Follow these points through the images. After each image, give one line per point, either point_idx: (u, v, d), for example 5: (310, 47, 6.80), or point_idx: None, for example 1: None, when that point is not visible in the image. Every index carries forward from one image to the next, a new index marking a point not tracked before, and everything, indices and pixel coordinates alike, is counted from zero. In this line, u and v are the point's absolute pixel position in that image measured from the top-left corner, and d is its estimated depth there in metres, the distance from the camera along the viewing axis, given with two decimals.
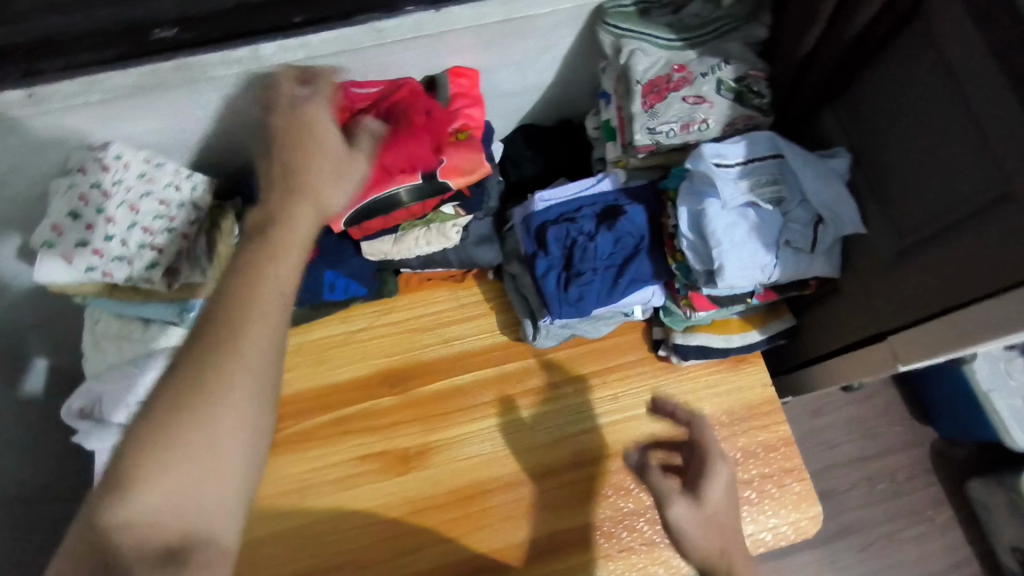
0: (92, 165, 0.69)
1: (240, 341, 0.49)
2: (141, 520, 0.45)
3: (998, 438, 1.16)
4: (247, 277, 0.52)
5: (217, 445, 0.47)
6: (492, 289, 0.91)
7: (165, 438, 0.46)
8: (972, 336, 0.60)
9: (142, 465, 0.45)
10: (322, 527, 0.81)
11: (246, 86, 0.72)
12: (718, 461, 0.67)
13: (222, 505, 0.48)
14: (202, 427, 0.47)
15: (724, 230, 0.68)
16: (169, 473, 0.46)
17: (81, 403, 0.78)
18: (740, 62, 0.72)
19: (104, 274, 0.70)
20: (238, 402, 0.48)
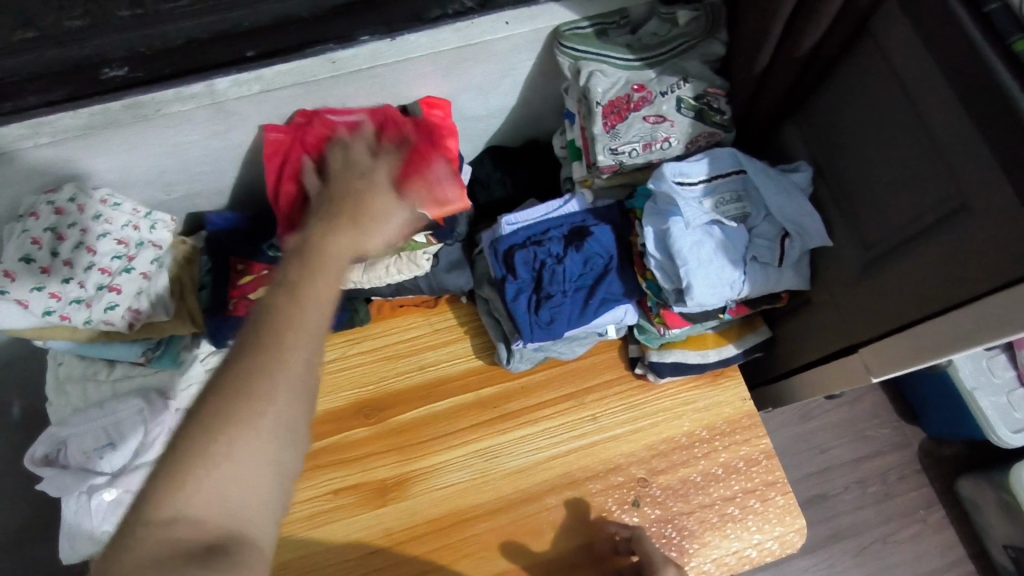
0: (45, 208, 0.69)
1: (286, 349, 0.46)
2: (172, 529, 0.40)
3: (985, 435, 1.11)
4: (289, 293, 0.49)
5: (255, 456, 0.43)
6: (466, 313, 0.90)
7: (204, 453, 0.42)
8: (941, 348, 0.60)
9: (180, 487, 0.41)
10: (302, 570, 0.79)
11: (200, 121, 0.70)
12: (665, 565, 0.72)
13: (263, 526, 0.44)
14: (235, 446, 0.43)
15: (691, 249, 0.68)
16: (206, 482, 0.42)
17: (45, 450, 0.76)
18: (700, 80, 0.72)
19: (62, 317, 0.68)
20: (278, 416, 0.44)
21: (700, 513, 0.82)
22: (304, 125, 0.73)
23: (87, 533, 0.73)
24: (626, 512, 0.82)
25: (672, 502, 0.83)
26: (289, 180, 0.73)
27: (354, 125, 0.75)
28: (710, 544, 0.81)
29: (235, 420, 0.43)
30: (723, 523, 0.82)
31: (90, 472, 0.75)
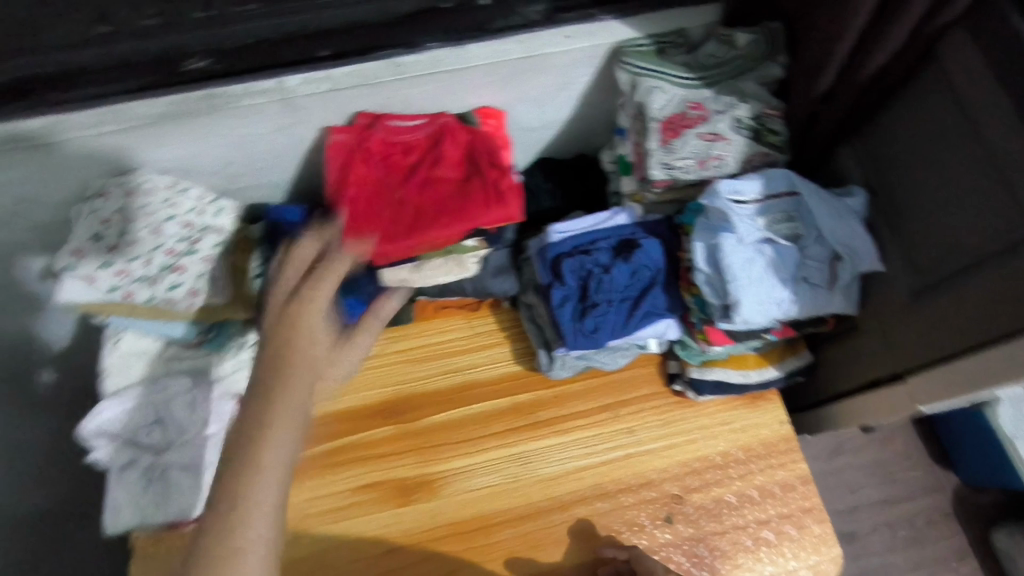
0: (116, 190, 0.71)
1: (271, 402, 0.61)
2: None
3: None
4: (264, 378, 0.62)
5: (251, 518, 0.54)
6: (508, 318, 0.92)
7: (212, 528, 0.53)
8: (994, 379, 0.59)
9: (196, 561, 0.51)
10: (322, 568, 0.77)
11: (269, 116, 0.72)
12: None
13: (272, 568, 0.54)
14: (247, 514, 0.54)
15: (742, 265, 0.68)
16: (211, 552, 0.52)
17: (97, 422, 0.79)
18: (757, 101, 0.72)
19: (126, 295, 0.71)
20: (276, 452, 0.59)
21: (733, 534, 0.82)
22: (366, 129, 0.75)
23: (133, 506, 0.76)
24: (659, 528, 0.82)
25: (706, 521, 0.82)
26: (352, 185, 0.74)
27: (412, 131, 0.76)
28: (743, 567, 0.80)
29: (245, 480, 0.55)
30: (756, 547, 0.81)
31: (140, 445, 0.79)
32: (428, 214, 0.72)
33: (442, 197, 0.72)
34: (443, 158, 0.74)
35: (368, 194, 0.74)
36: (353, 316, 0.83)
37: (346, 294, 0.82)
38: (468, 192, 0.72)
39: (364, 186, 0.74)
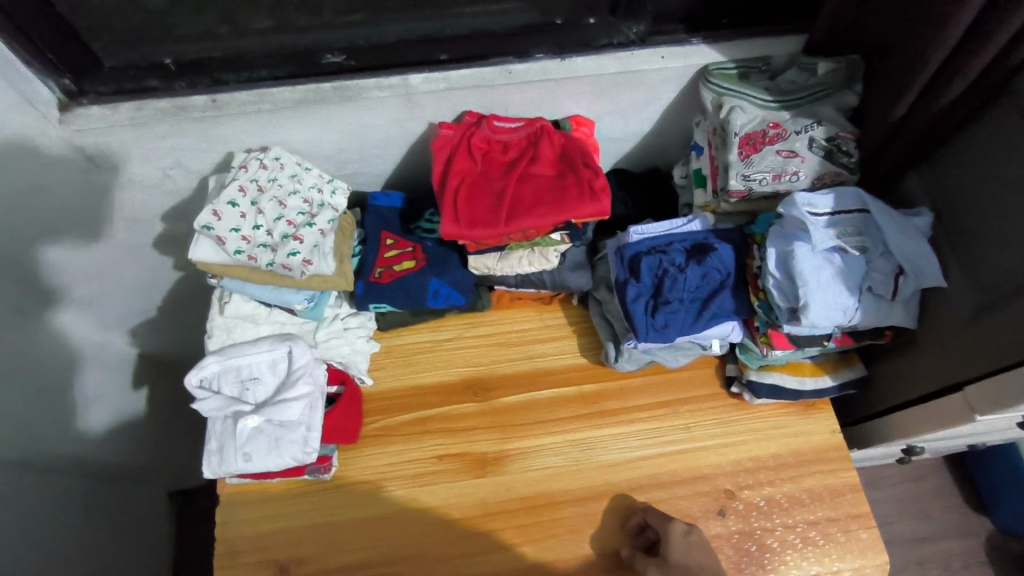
0: (253, 164, 0.81)
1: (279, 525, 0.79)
2: None
3: None
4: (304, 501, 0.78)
5: None
6: (576, 314, 0.98)
7: None
8: None
9: None
10: (402, 530, 0.85)
11: (389, 109, 0.81)
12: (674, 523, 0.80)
13: None
14: None
15: (812, 271, 0.74)
16: None
17: (202, 375, 0.85)
18: (832, 124, 0.79)
19: (249, 258, 0.78)
20: None
21: (782, 532, 0.85)
22: (471, 127, 0.83)
23: (228, 455, 0.81)
24: (711, 520, 0.86)
25: (755, 516, 0.86)
26: (454, 175, 0.81)
27: (513, 132, 0.84)
28: (789, 564, 0.84)
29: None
30: (803, 546, 0.85)
31: (238, 400, 0.85)
32: (522, 202, 0.79)
33: (539, 190, 0.79)
34: (541, 156, 0.82)
35: (468, 183, 0.81)
36: (440, 297, 0.89)
37: (433, 276, 0.88)
38: (563, 188, 0.79)
39: (464, 175, 0.81)
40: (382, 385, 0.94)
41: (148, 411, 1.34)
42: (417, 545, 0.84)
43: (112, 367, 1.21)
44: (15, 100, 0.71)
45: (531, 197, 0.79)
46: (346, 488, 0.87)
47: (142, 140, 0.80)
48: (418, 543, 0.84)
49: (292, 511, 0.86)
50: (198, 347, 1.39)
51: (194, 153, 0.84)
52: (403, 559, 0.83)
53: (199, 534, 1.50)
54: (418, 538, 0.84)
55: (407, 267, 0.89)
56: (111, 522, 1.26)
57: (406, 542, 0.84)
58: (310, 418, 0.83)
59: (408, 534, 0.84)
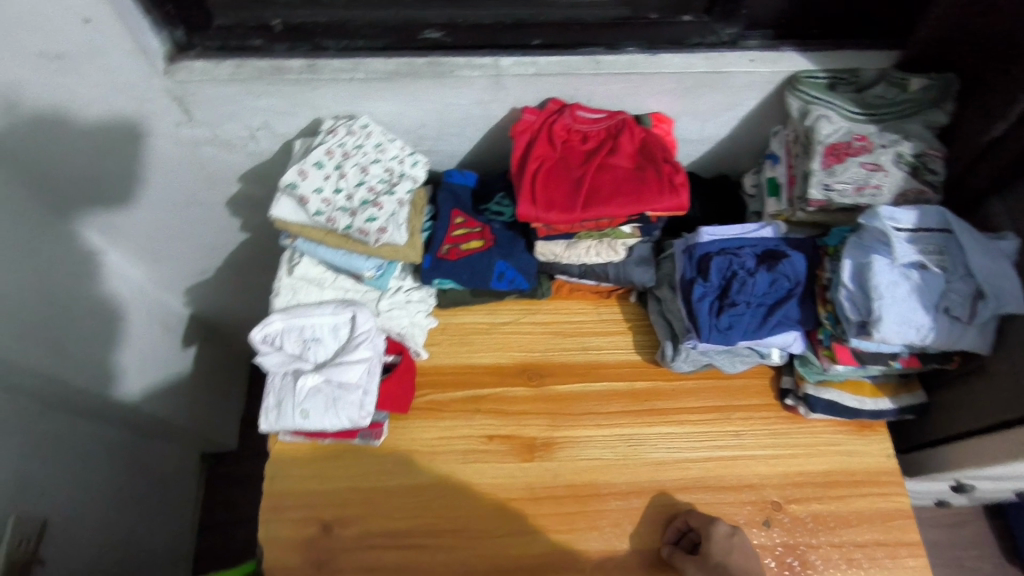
0: (341, 130, 0.83)
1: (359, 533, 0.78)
2: None
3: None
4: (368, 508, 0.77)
5: None
6: (633, 311, 0.98)
7: None
8: None
9: None
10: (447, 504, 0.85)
11: (476, 89, 0.83)
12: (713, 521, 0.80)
13: None
14: None
15: (888, 286, 0.74)
16: None
17: (266, 331, 0.87)
18: (920, 141, 0.79)
19: (327, 220, 0.81)
20: None
21: (826, 550, 0.83)
22: (554, 114, 0.84)
23: (286, 411, 0.83)
24: (755, 530, 0.84)
25: (800, 532, 0.84)
26: (534, 158, 0.82)
27: (593, 123, 0.85)
28: None
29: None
30: (847, 568, 0.83)
31: (300, 359, 0.87)
32: (598, 190, 0.80)
33: (617, 179, 0.81)
34: (621, 148, 0.83)
35: (546, 167, 0.82)
36: (504, 280, 0.90)
37: (499, 257, 0.89)
38: (642, 181, 0.80)
39: (541, 160, 0.83)
40: (436, 361, 0.95)
41: (195, 369, 1.38)
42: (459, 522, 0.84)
43: (166, 323, 1.25)
44: (131, 47, 0.75)
45: (608, 187, 0.80)
46: (393, 456, 0.88)
47: (238, 98, 0.83)
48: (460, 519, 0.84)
49: (340, 474, 0.87)
50: (248, 313, 1.43)
51: (282, 116, 0.87)
52: (446, 533, 0.83)
53: (225, 497, 1.53)
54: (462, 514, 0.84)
55: (474, 246, 0.90)
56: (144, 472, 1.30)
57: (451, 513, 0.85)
58: (368, 383, 0.85)
59: (452, 508, 0.85)
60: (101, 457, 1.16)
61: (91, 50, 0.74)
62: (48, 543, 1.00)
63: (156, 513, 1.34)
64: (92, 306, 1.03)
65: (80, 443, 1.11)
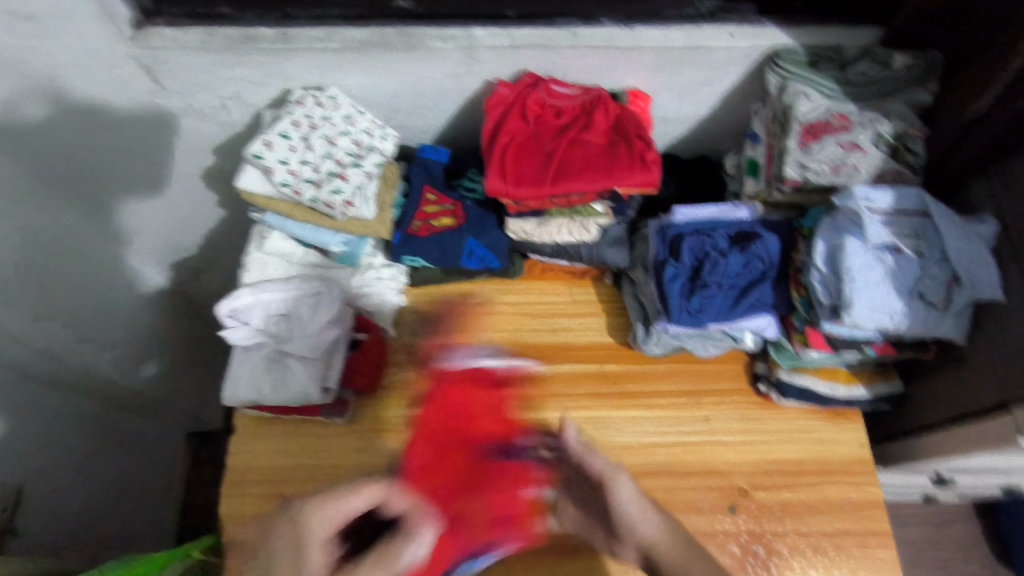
0: (309, 100, 0.81)
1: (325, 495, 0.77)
2: None
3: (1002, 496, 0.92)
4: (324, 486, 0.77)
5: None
6: (608, 293, 0.96)
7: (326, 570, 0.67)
8: None
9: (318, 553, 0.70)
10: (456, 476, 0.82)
11: (448, 61, 0.80)
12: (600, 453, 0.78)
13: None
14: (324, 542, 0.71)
15: (860, 269, 0.72)
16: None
17: (232, 305, 0.85)
18: (900, 120, 0.77)
19: (293, 192, 0.79)
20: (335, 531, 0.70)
21: (792, 538, 0.82)
22: (528, 87, 0.81)
23: (249, 383, 0.83)
24: (720, 516, 0.83)
25: (767, 519, 0.83)
26: (506, 132, 0.80)
27: (568, 98, 0.82)
28: (795, 570, 0.81)
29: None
30: (813, 556, 0.82)
31: (266, 334, 0.86)
32: (568, 166, 0.78)
33: (589, 156, 0.79)
34: (593, 123, 0.81)
35: (518, 142, 0.80)
36: (474, 258, 0.89)
37: (470, 235, 0.88)
38: (614, 157, 0.78)
39: (513, 135, 0.80)
40: (405, 339, 0.94)
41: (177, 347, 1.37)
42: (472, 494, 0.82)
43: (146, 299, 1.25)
44: (94, 9, 0.73)
45: (578, 162, 0.78)
46: (358, 433, 0.87)
47: (207, 68, 0.81)
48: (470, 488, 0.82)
49: (302, 451, 0.86)
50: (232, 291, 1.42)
51: (252, 87, 0.85)
52: None
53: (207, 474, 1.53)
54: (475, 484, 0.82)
55: (445, 224, 0.89)
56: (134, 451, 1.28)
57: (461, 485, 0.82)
58: (333, 358, 0.84)
59: (464, 477, 0.82)
60: (103, 442, 1.17)
61: (56, 13, 0.73)
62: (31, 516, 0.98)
63: (152, 495, 1.34)
64: (93, 288, 1.02)
65: (88, 423, 1.12)
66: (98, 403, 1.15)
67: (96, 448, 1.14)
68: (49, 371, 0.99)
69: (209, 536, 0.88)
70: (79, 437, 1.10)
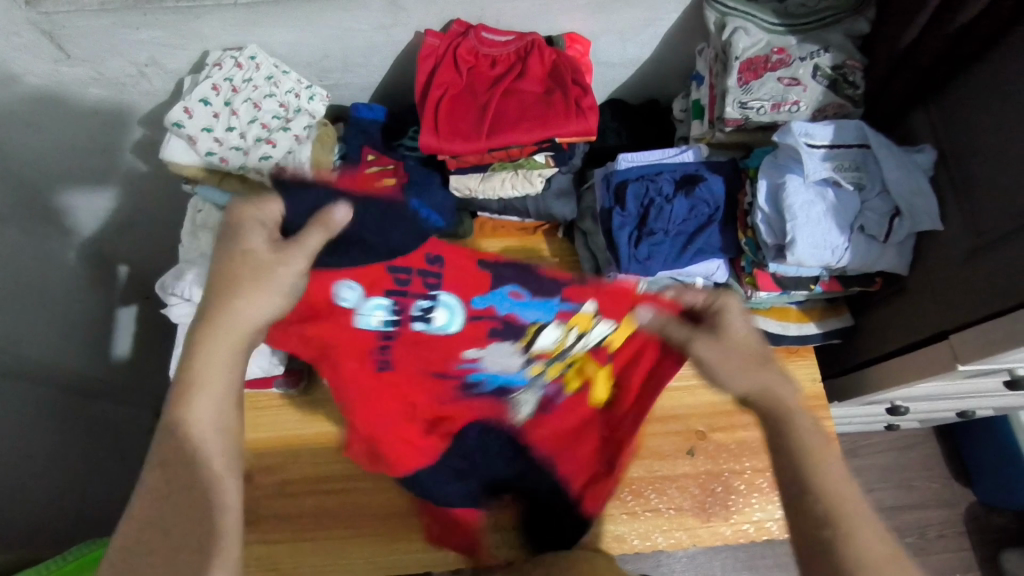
0: (227, 61, 0.76)
1: (236, 300, 0.53)
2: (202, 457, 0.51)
3: (930, 394, 0.89)
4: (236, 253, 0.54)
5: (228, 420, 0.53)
6: (558, 248, 0.94)
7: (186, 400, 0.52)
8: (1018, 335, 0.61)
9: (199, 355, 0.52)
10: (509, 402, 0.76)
11: (372, 11, 0.75)
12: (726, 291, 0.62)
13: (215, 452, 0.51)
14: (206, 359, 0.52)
15: (802, 206, 0.71)
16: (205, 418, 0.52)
17: (172, 279, 0.81)
18: (840, 51, 0.75)
19: (221, 160, 0.78)
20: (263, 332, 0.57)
21: (750, 475, 0.84)
22: (459, 36, 0.77)
23: None
24: (679, 459, 0.84)
25: (725, 458, 0.84)
26: (437, 86, 0.77)
27: (502, 46, 0.78)
28: (754, 505, 0.82)
29: (155, 474, 0.50)
30: (770, 490, 0.83)
31: None
32: (505, 118, 0.76)
33: (525, 105, 0.77)
34: (528, 71, 0.78)
35: (451, 95, 0.78)
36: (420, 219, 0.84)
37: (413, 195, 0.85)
38: (552, 107, 0.76)
39: (446, 88, 0.78)
40: None
41: None
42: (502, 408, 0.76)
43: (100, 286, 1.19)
44: None
45: (515, 113, 0.76)
46: (309, 402, 0.86)
47: (113, 30, 0.75)
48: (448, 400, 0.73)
49: (258, 425, 0.85)
50: None
51: (167, 50, 0.80)
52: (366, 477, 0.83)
53: None
54: (397, 401, 0.70)
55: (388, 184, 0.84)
56: (122, 445, 1.24)
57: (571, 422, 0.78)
58: None
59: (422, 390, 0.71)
60: (86, 434, 1.13)
61: None
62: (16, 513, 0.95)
63: None
64: (26, 269, 0.98)
65: (65, 413, 1.08)
66: (75, 393, 1.11)
67: (77, 436, 1.10)
68: (6, 366, 0.94)
69: None
70: (59, 427, 1.06)
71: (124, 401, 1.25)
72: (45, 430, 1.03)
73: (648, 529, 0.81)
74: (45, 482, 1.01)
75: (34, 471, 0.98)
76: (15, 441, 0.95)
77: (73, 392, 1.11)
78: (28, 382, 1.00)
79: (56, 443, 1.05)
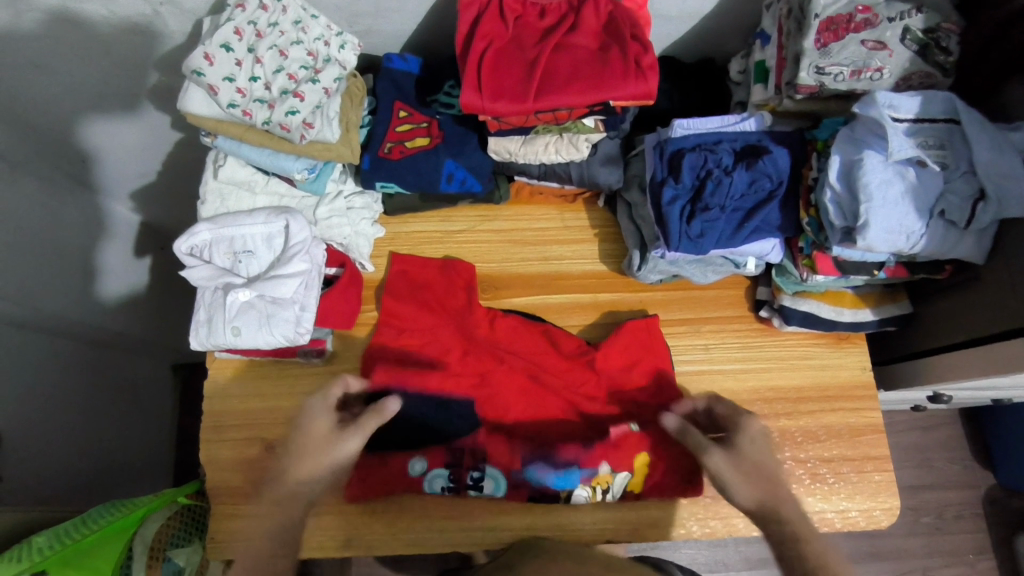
0: (250, 3, 0.70)
1: None
2: None
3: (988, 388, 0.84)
4: None
5: None
6: (600, 219, 0.90)
7: None
8: None
9: None
10: (521, 404, 0.82)
11: None
12: (748, 415, 0.71)
13: None
14: None
15: (879, 186, 0.65)
16: None
17: (194, 242, 0.77)
18: (933, 12, 0.68)
19: (243, 114, 0.69)
20: None
21: (791, 465, 0.80)
22: None
23: (216, 328, 0.75)
24: None
25: None
26: (481, 36, 0.70)
27: None
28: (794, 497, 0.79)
29: None
30: (810, 482, 0.80)
31: (231, 273, 0.77)
32: (556, 75, 0.69)
33: (577, 62, 0.69)
34: (582, 23, 0.71)
35: (495, 47, 0.70)
36: (454, 182, 0.81)
37: (447, 157, 0.79)
38: (612, 63, 0.68)
39: (491, 39, 0.71)
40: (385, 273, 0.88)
41: None
42: (524, 395, 0.82)
43: (121, 239, 1.14)
44: None
45: (568, 70, 0.69)
46: (339, 372, 0.84)
47: None
48: (503, 350, 0.83)
49: (281, 393, 0.82)
50: None
51: None
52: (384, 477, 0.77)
53: None
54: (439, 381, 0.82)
55: (420, 144, 0.80)
56: (140, 399, 1.23)
57: (624, 392, 0.82)
58: (305, 298, 0.76)
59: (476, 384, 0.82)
60: (106, 392, 1.11)
61: None
62: (43, 469, 0.94)
63: None
64: (36, 218, 0.93)
65: (86, 367, 1.05)
66: (92, 347, 1.08)
67: (99, 392, 1.09)
68: (24, 322, 0.92)
69: (193, 483, 0.85)
70: (77, 383, 1.03)
71: (139, 357, 1.23)
72: (67, 390, 1.01)
73: (683, 517, 0.79)
74: (66, 436, 1.00)
75: (54, 429, 0.97)
76: (34, 397, 0.94)
77: (90, 346, 1.08)
78: (47, 339, 0.97)
79: (78, 398, 1.03)
